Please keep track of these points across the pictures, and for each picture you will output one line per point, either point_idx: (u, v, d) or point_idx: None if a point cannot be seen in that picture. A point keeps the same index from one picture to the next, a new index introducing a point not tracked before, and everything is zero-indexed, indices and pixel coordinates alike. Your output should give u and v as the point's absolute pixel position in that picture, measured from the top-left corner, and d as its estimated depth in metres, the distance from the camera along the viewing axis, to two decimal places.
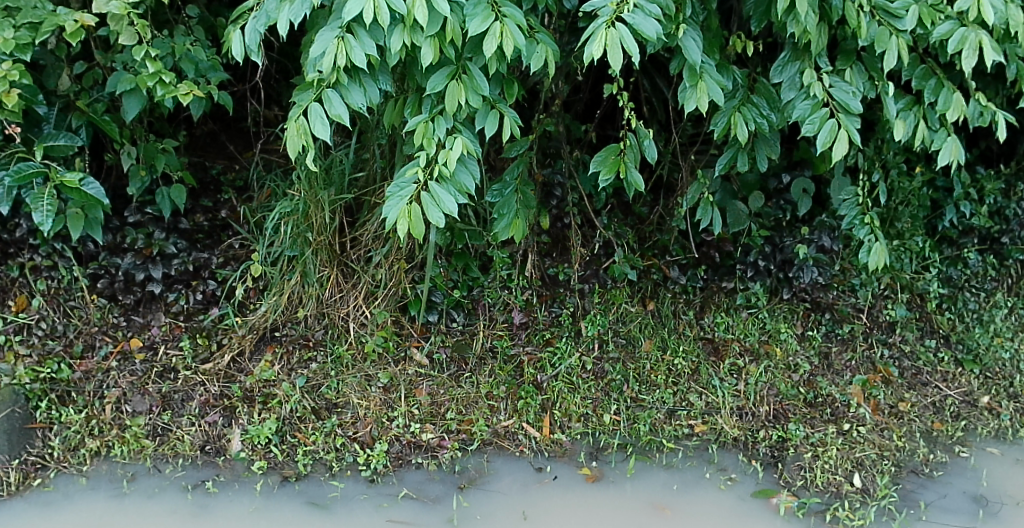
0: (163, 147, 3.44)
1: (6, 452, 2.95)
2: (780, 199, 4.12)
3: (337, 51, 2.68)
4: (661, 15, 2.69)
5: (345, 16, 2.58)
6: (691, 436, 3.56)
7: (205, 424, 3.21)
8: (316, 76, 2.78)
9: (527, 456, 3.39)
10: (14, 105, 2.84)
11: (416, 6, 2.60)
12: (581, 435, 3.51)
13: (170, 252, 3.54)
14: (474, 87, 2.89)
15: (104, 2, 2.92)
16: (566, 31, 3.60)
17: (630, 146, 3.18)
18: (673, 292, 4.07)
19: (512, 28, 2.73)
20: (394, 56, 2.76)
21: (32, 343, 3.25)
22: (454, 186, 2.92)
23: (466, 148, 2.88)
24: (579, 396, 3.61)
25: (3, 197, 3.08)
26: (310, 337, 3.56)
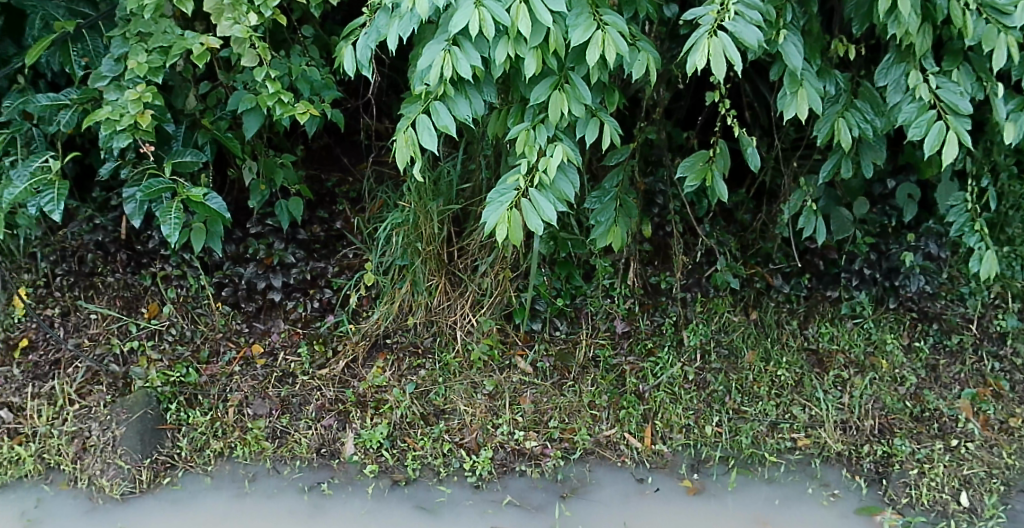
0: (282, 161, 3.56)
1: (140, 452, 3.10)
2: (885, 205, 3.97)
3: (444, 63, 2.76)
4: (763, 22, 2.64)
5: (451, 30, 2.66)
6: (794, 449, 3.47)
7: (320, 428, 3.32)
8: (423, 89, 2.88)
9: (629, 466, 3.38)
10: (149, 125, 3.03)
11: (520, 18, 2.64)
12: (682, 447, 3.47)
13: (289, 261, 3.67)
14: (576, 96, 2.92)
15: (228, 26, 3.09)
16: (667, 38, 3.60)
17: (721, 153, 3.17)
18: (777, 301, 3.98)
19: (614, 37, 2.75)
20: (498, 68, 2.81)
21: (163, 348, 3.43)
22: (554, 194, 2.95)
23: (566, 155, 2.91)
24: (680, 407, 3.57)
25: (135, 210, 3.19)
26: (419, 344, 3.64)
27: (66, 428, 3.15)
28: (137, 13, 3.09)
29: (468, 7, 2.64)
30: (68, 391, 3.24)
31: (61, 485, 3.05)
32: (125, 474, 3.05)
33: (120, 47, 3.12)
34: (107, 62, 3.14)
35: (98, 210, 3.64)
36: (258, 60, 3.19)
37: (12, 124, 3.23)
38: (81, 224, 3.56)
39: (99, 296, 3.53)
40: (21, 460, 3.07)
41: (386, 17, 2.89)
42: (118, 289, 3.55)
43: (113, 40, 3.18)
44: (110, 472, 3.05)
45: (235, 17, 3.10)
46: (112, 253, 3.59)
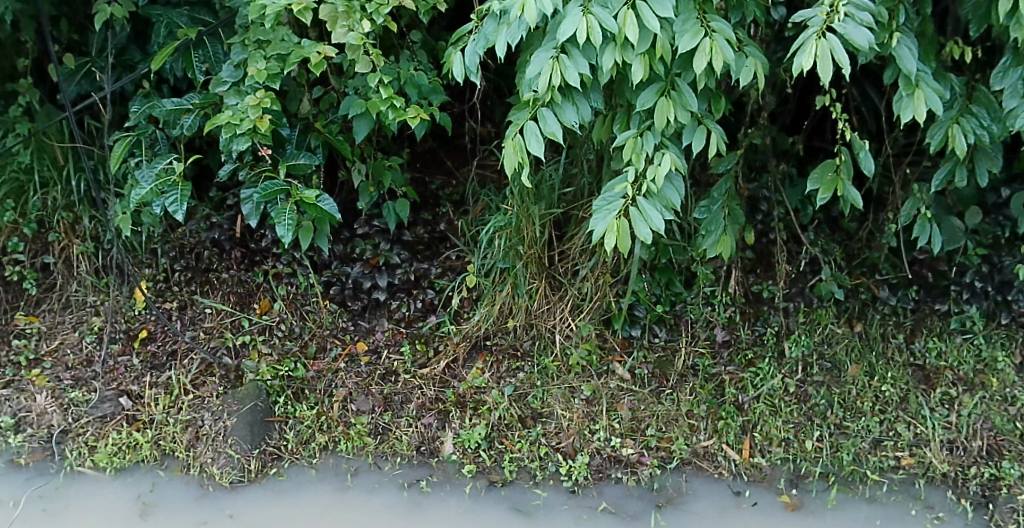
0: (390, 164, 3.63)
1: (249, 442, 3.14)
2: (999, 215, 3.77)
3: (552, 71, 2.77)
4: (874, 23, 2.54)
5: (559, 37, 2.66)
6: (897, 468, 3.35)
7: (421, 426, 3.34)
8: (531, 96, 2.89)
9: (726, 479, 3.32)
10: (267, 129, 3.15)
11: (627, 25, 2.63)
12: (781, 460, 3.38)
13: (394, 262, 3.72)
14: (683, 103, 2.89)
15: (343, 34, 3.18)
16: (772, 40, 3.52)
17: (845, 162, 3.07)
18: (882, 314, 3.80)
19: (721, 44, 2.70)
20: (605, 74, 2.80)
21: (274, 343, 3.46)
22: (661, 202, 2.94)
23: (675, 164, 2.89)
24: (780, 420, 3.47)
25: (252, 211, 3.31)
26: (519, 348, 3.65)
27: (181, 416, 3.20)
28: (256, 21, 3.20)
29: (576, 14, 2.64)
30: (184, 381, 3.29)
31: (175, 471, 3.09)
32: (234, 463, 3.10)
33: (239, 54, 3.24)
34: (227, 68, 3.27)
35: (214, 209, 3.73)
36: (371, 65, 3.28)
37: (137, 128, 3.36)
38: (199, 222, 3.65)
39: (214, 291, 3.56)
40: (138, 445, 3.12)
41: (494, 24, 2.92)
42: (232, 285, 3.57)
43: (232, 46, 3.30)
44: (221, 461, 3.10)
45: (349, 24, 3.18)
46: (227, 251, 3.63)
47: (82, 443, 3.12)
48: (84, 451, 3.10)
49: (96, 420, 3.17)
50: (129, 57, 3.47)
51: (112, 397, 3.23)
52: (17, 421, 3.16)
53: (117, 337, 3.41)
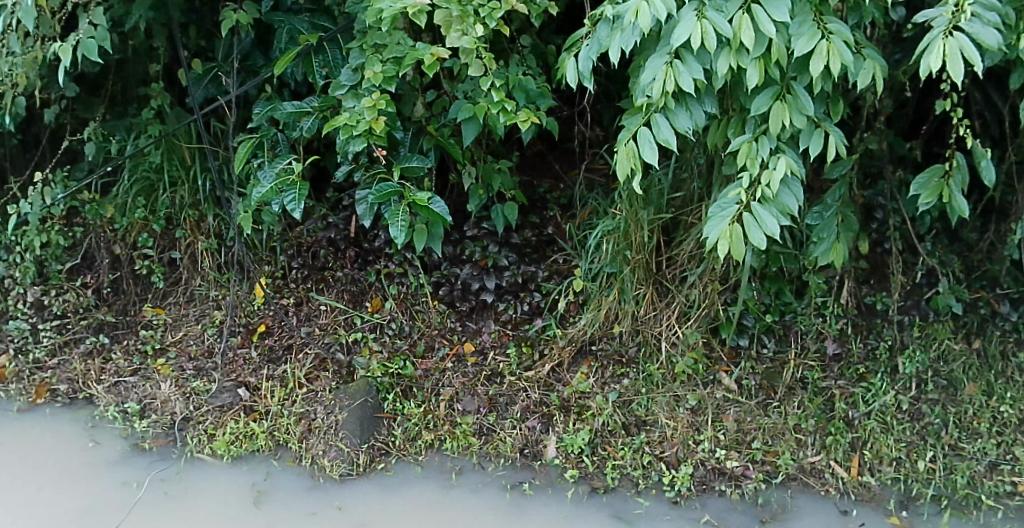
0: (499, 168, 3.67)
1: (359, 436, 3.17)
2: None
3: (666, 77, 2.72)
4: (1003, 22, 2.40)
5: (673, 43, 2.61)
6: (1014, 494, 3.16)
7: (525, 428, 3.34)
8: (644, 101, 2.85)
9: (833, 497, 3.19)
10: (380, 130, 3.20)
11: (743, 29, 2.59)
12: (892, 481, 3.24)
13: (502, 264, 3.73)
14: (798, 107, 2.79)
15: (457, 38, 3.22)
16: (890, 41, 3.36)
17: (958, 168, 2.93)
18: (1002, 330, 3.62)
19: (839, 46, 2.61)
20: (720, 80, 2.73)
21: (384, 340, 3.50)
22: (777, 207, 2.84)
23: (791, 168, 2.79)
24: (892, 438, 3.31)
25: (365, 212, 3.40)
26: (624, 354, 3.60)
27: (295, 408, 3.25)
28: (374, 26, 3.28)
29: (691, 19, 2.59)
30: (298, 375, 3.34)
31: (288, 461, 3.13)
32: (344, 456, 3.13)
33: (357, 58, 3.32)
34: (345, 72, 3.35)
35: (330, 210, 3.83)
36: (483, 69, 3.32)
37: (260, 131, 3.46)
38: (317, 222, 3.73)
39: (328, 289, 3.63)
40: (254, 435, 3.17)
41: (607, 29, 2.90)
42: (346, 283, 3.64)
43: (351, 51, 3.39)
44: (332, 453, 3.12)
45: (463, 29, 3.23)
46: (342, 250, 3.72)
47: (201, 431, 3.18)
48: (203, 438, 3.16)
49: (215, 409, 3.24)
50: (252, 62, 3.58)
51: (231, 388, 3.31)
52: (143, 408, 3.26)
53: (237, 331, 3.51)
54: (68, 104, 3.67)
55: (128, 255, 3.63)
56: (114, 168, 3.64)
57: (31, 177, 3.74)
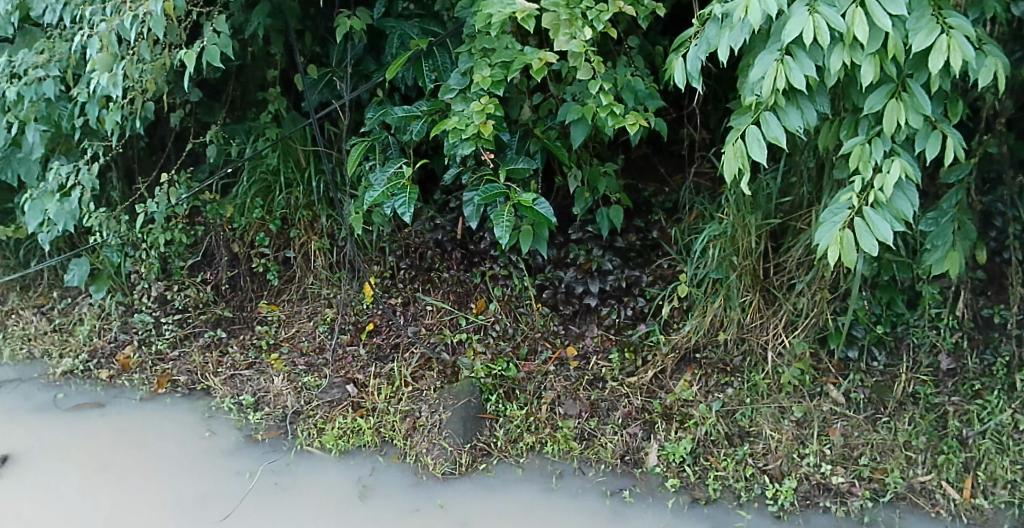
0: (605, 171, 3.68)
1: (462, 437, 3.18)
2: None
3: (776, 74, 2.63)
4: None
5: (783, 38, 2.53)
6: None
7: (627, 435, 3.29)
8: (753, 100, 2.77)
9: (944, 520, 3.04)
10: (489, 134, 3.24)
11: (856, 23, 2.48)
12: (1007, 505, 3.05)
13: (606, 268, 3.69)
14: (916, 106, 2.65)
15: (565, 41, 3.21)
16: (1010, 39, 3.14)
17: None
18: None
19: (961, 40, 2.48)
20: (833, 77, 2.62)
21: (488, 342, 3.52)
22: (891, 213, 2.72)
23: (907, 171, 2.66)
24: (1008, 460, 3.12)
25: (472, 213, 3.45)
26: (728, 363, 3.51)
27: (402, 406, 3.29)
28: (483, 31, 3.31)
29: (802, 14, 2.52)
30: (404, 374, 3.40)
31: (393, 457, 3.16)
32: (447, 455, 3.13)
33: (467, 62, 3.37)
34: (455, 75, 3.41)
35: (437, 211, 3.87)
36: (592, 73, 3.32)
37: (371, 134, 3.53)
38: (425, 223, 3.79)
39: (435, 289, 3.69)
40: (361, 431, 3.22)
41: (717, 28, 2.85)
42: (452, 284, 3.69)
43: (460, 55, 3.44)
44: (435, 452, 3.14)
45: (571, 32, 3.22)
46: (448, 252, 3.76)
47: (311, 424, 3.25)
48: (313, 432, 3.22)
49: (325, 404, 3.32)
50: (364, 67, 3.67)
51: (340, 384, 3.39)
52: (256, 401, 3.36)
53: (347, 328, 3.60)
54: (191, 108, 3.81)
55: (246, 253, 3.78)
56: (233, 169, 3.78)
57: (157, 178, 3.93)
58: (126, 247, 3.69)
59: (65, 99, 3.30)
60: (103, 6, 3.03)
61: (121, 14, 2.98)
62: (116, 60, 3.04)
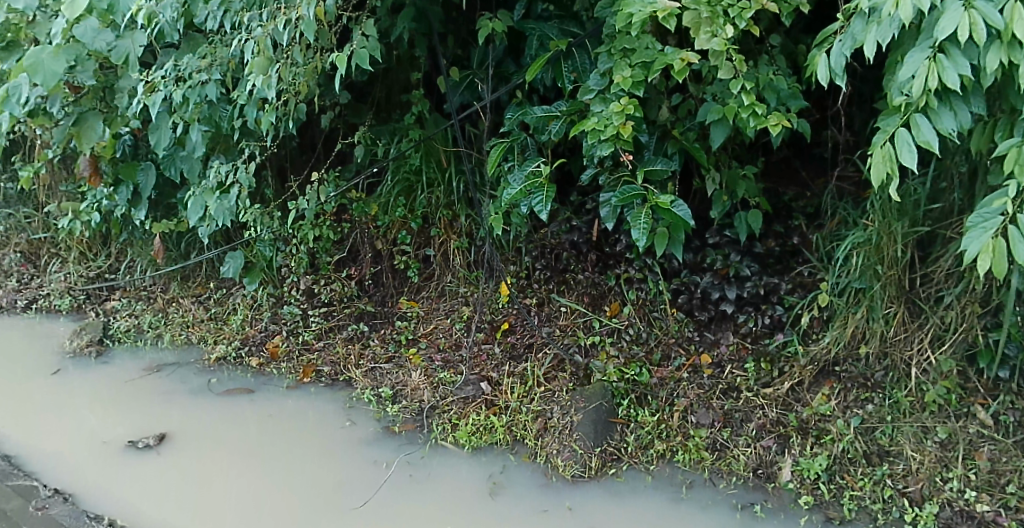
0: (744, 174, 3.59)
1: (592, 439, 3.13)
2: None
3: (928, 72, 2.46)
4: None
5: (935, 35, 2.36)
6: None
7: (759, 447, 3.14)
8: (903, 100, 2.60)
9: None
10: (628, 135, 3.22)
11: (1017, 19, 2.28)
12: None
13: (744, 274, 3.57)
14: None
15: (707, 39, 3.13)
16: None
17: None
18: None
19: None
20: (991, 77, 2.43)
21: (621, 346, 3.47)
22: None
23: None
24: None
25: (608, 214, 3.44)
26: (869, 378, 3.28)
27: (534, 406, 3.29)
28: (623, 31, 3.27)
29: (957, 9, 2.33)
30: (538, 375, 3.40)
31: (524, 457, 3.17)
32: (577, 458, 3.09)
33: (605, 63, 3.34)
34: (594, 76, 3.39)
35: (574, 213, 3.85)
36: (733, 72, 3.23)
37: (510, 135, 3.56)
38: (561, 225, 3.79)
39: (570, 291, 3.68)
40: (493, 428, 3.24)
41: (864, 23, 2.71)
42: (587, 286, 3.66)
43: (600, 56, 3.41)
44: (566, 454, 3.11)
45: (713, 30, 3.12)
46: (584, 253, 3.73)
47: (446, 420, 3.30)
48: (447, 427, 3.27)
49: (459, 400, 3.37)
50: (505, 68, 3.71)
51: (474, 381, 3.44)
52: (394, 394, 3.46)
53: (482, 327, 3.65)
54: (340, 110, 3.96)
55: (388, 250, 3.89)
56: (379, 169, 3.90)
57: (307, 176, 4.09)
58: (278, 242, 3.89)
59: (225, 101, 3.43)
60: (260, 12, 3.11)
61: (276, 20, 3.06)
62: (271, 63, 3.12)
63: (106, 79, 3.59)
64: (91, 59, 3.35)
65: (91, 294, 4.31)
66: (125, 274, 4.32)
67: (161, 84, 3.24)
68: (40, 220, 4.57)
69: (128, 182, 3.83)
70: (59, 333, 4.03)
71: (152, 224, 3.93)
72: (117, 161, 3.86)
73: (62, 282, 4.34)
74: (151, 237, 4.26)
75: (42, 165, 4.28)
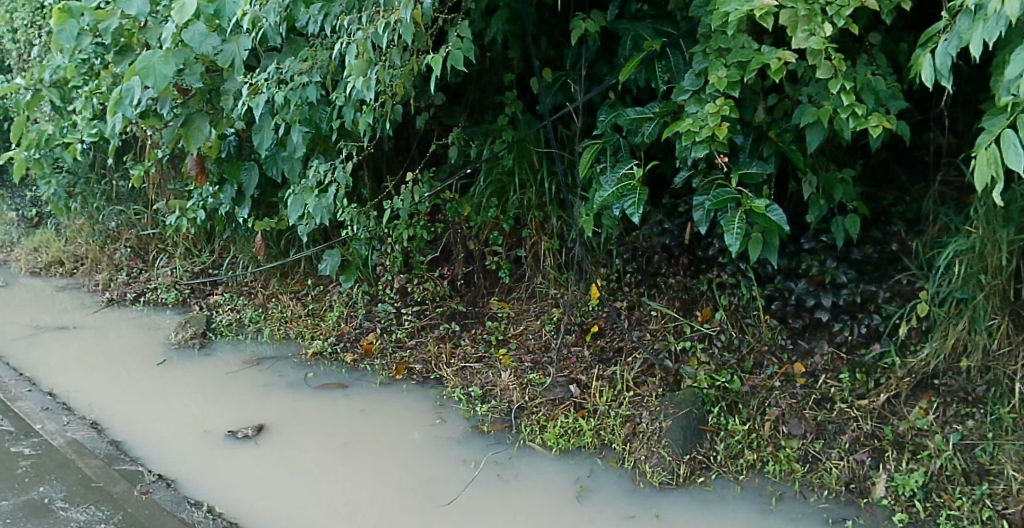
0: (842, 177, 3.46)
1: (681, 447, 3.07)
2: None
3: None
4: None
5: None
6: None
7: (853, 461, 3.00)
8: (1011, 100, 2.46)
9: None
10: (724, 137, 3.18)
11: None
12: None
13: (840, 281, 3.40)
14: None
15: (804, 38, 3.02)
16: None
17: None
18: None
19: None
20: None
21: (712, 352, 3.42)
22: None
23: None
24: None
25: (702, 218, 3.36)
26: (970, 392, 3.07)
27: (622, 411, 3.26)
28: (719, 30, 3.21)
29: None
30: (627, 378, 3.39)
31: (611, 461, 3.13)
32: (665, 465, 3.04)
33: (701, 63, 3.28)
34: (689, 76, 3.33)
35: (666, 216, 3.79)
36: (832, 72, 3.13)
37: (603, 136, 3.55)
38: (653, 227, 3.73)
39: (660, 295, 3.66)
40: (581, 431, 3.23)
41: (970, 21, 2.59)
42: (678, 290, 3.63)
43: (695, 56, 3.35)
44: (653, 460, 3.06)
45: (811, 29, 3.02)
46: (675, 257, 3.68)
47: (534, 421, 3.32)
48: (536, 428, 3.28)
49: (548, 402, 3.37)
50: (598, 70, 3.68)
51: (563, 384, 3.44)
52: (484, 393, 3.51)
53: (572, 329, 3.67)
54: (435, 112, 4.05)
55: (480, 250, 4.00)
56: (472, 170, 3.96)
57: (404, 177, 4.20)
58: (374, 241, 4.02)
59: (325, 102, 3.53)
60: (360, 15, 3.17)
61: (374, 23, 3.11)
62: (370, 65, 3.16)
63: (213, 82, 3.69)
64: (199, 63, 3.46)
65: (195, 288, 4.68)
66: (227, 271, 4.65)
67: (265, 86, 3.35)
68: (148, 217, 5.05)
69: (234, 182, 4.00)
70: (166, 324, 4.40)
71: (255, 222, 4.10)
72: (221, 161, 4.05)
73: (168, 277, 4.72)
74: (252, 235, 4.54)
75: (151, 163, 4.51)
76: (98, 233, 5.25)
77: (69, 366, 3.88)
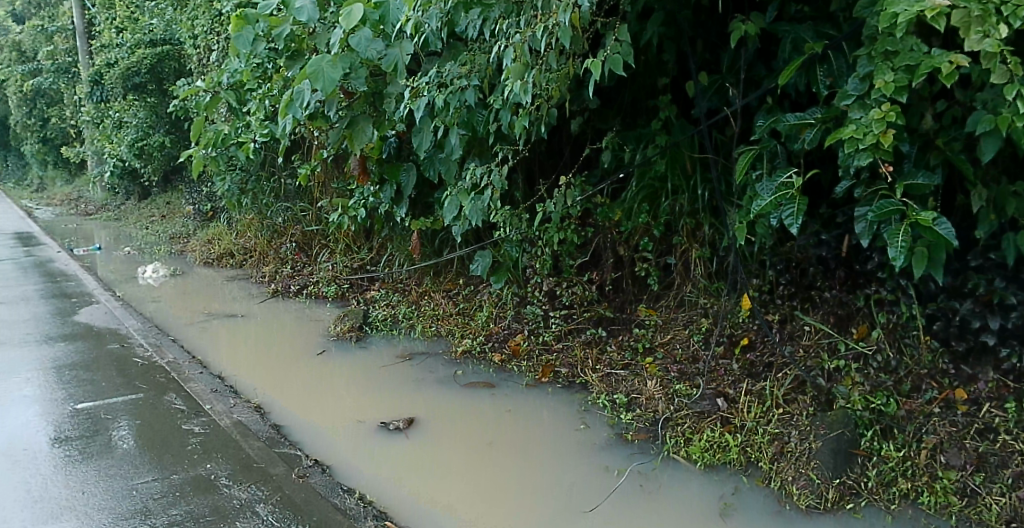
0: (1016, 190, 3.08)
1: (830, 470, 2.98)
2: None
3: None
4: None
5: None
6: None
7: (1016, 498, 2.78)
8: None
9: None
10: (890, 145, 2.95)
11: None
12: None
13: (1010, 302, 3.09)
14: None
15: (978, 39, 2.66)
16: None
17: None
18: None
19: None
20: None
21: (868, 373, 3.30)
22: None
23: None
24: None
25: (863, 230, 3.23)
26: None
27: (771, 428, 3.19)
28: (886, 32, 2.96)
29: None
30: (777, 395, 3.32)
31: (758, 480, 3.08)
32: (813, 488, 2.96)
33: (865, 66, 3.05)
34: (853, 81, 3.12)
35: (823, 226, 3.67)
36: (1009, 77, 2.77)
37: (761, 142, 3.45)
38: (809, 238, 3.66)
39: (815, 309, 3.60)
40: (728, 447, 3.19)
41: None
42: (833, 305, 3.54)
43: (859, 59, 3.13)
44: (801, 482, 2.98)
45: (985, 30, 2.65)
46: (832, 270, 3.60)
47: (679, 433, 3.30)
48: (680, 441, 3.27)
49: (695, 414, 3.36)
50: (756, 73, 3.58)
51: (710, 396, 3.42)
52: (628, 401, 3.54)
53: (722, 341, 3.67)
54: (589, 117, 4.13)
55: (630, 256, 4.09)
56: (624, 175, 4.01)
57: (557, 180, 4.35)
58: (524, 243, 4.21)
59: (483, 105, 3.59)
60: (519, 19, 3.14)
61: (533, 27, 3.06)
62: (527, 68, 3.15)
63: (376, 86, 3.80)
64: (365, 67, 3.58)
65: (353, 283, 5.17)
66: (384, 267, 5.10)
67: (425, 90, 3.47)
68: (312, 213, 5.64)
69: (393, 183, 4.25)
70: (325, 317, 4.82)
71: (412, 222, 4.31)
72: (384, 163, 4.29)
73: (330, 272, 5.27)
74: (407, 234, 4.93)
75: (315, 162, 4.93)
76: (267, 227, 6.13)
77: (241, 353, 4.29)
